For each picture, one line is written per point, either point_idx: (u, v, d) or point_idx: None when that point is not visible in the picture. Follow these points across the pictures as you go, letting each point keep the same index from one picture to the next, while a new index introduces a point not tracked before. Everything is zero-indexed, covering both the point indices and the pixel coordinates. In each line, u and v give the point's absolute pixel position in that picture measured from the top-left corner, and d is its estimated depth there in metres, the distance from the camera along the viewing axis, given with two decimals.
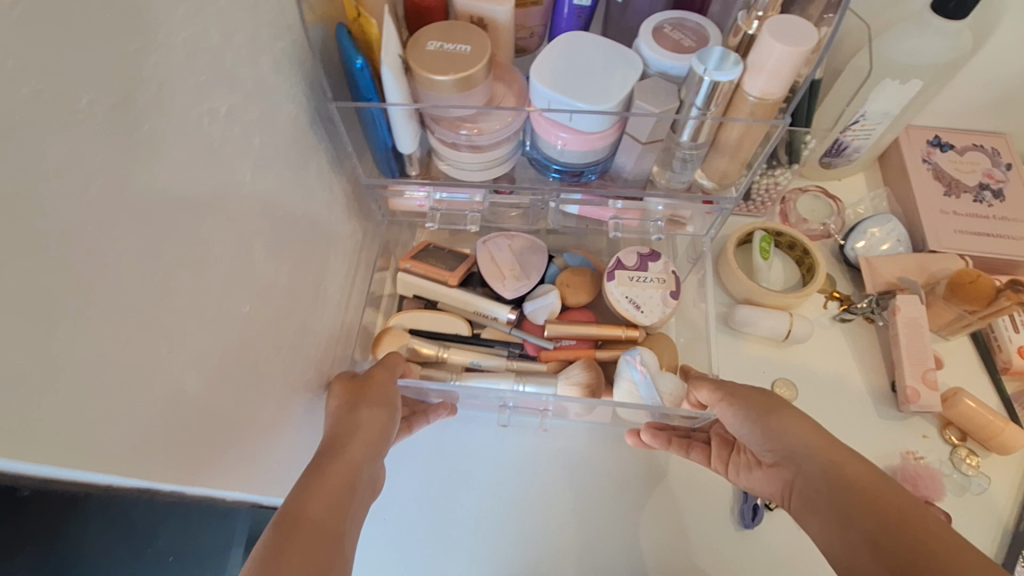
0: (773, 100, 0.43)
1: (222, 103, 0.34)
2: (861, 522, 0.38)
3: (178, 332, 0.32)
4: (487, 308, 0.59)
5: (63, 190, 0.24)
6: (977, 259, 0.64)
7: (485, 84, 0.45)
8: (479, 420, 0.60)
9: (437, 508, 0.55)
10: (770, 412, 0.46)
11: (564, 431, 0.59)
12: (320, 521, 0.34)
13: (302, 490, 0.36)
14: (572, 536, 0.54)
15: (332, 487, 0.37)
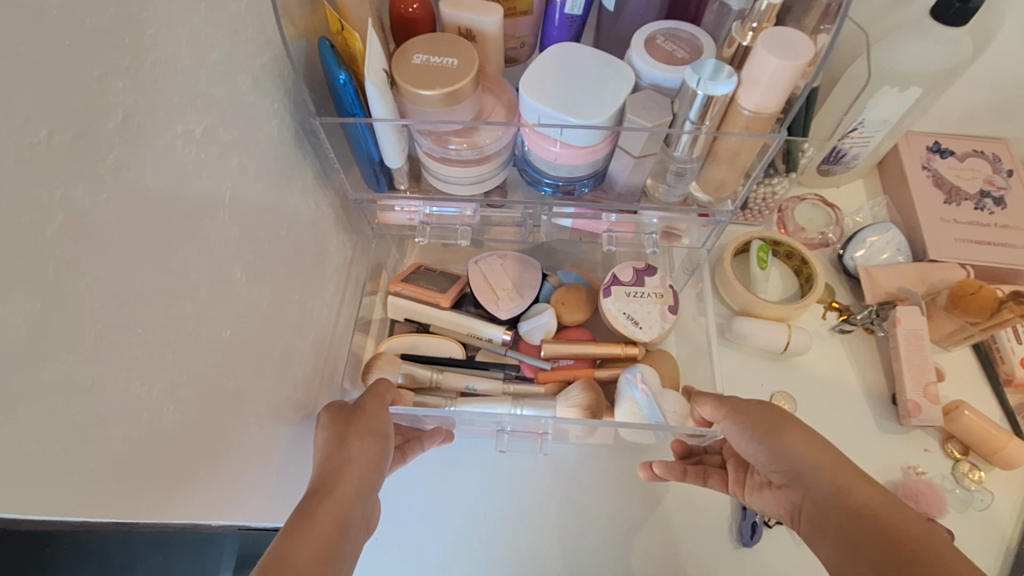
0: (768, 114, 0.41)
1: (197, 125, 0.33)
2: (869, 547, 0.35)
3: (154, 364, 0.31)
4: (482, 330, 0.58)
5: (24, 226, 0.23)
6: (978, 267, 0.63)
7: (474, 97, 0.44)
8: (479, 445, 0.58)
9: (431, 530, 0.55)
10: (775, 431, 0.44)
11: (563, 454, 0.58)
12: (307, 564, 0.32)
13: (290, 535, 0.33)
14: (569, 556, 0.53)
15: (322, 529, 0.34)
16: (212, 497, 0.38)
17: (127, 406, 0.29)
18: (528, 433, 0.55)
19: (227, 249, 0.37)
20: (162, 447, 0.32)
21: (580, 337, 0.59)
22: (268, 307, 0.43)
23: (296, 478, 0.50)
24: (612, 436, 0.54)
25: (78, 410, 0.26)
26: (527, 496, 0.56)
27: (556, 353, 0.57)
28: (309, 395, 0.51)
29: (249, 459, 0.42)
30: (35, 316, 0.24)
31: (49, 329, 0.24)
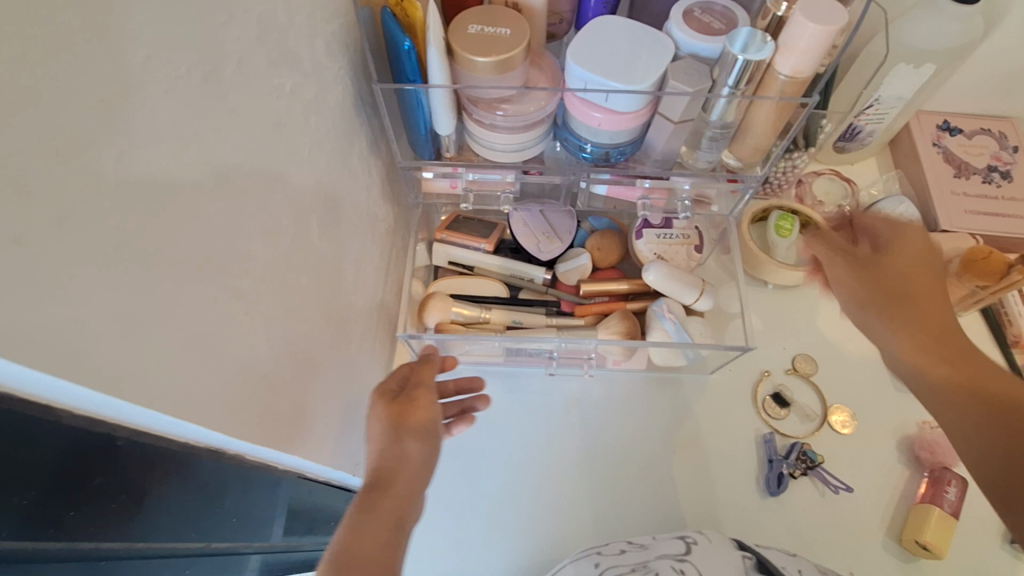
0: (803, 78, 0.44)
1: (287, 80, 0.35)
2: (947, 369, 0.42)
3: (253, 299, 0.33)
4: (524, 271, 0.62)
5: (168, 153, 0.25)
6: (987, 238, 0.67)
7: (523, 66, 0.47)
8: (528, 375, 0.63)
9: (472, 457, 0.59)
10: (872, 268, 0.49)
11: (607, 381, 0.62)
12: (368, 555, 0.35)
13: (360, 518, 0.37)
14: (607, 509, 0.56)
15: (379, 524, 0.37)
16: (290, 435, 0.40)
17: (235, 333, 0.32)
18: (573, 359, 0.60)
19: (307, 200, 0.39)
20: (257, 378, 0.34)
21: (614, 276, 0.63)
22: (333, 261, 0.45)
23: (349, 431, 0.52)
24: (646, 361, 0.60)
25: (201, 328, 0.29)
26: (560, 426, 0.60)
27: (593, 290, 0.61)
28: (359, 352, 0.54)
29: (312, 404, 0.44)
30: (174, 237, 0.26)
31: (181, 249, 0.27)
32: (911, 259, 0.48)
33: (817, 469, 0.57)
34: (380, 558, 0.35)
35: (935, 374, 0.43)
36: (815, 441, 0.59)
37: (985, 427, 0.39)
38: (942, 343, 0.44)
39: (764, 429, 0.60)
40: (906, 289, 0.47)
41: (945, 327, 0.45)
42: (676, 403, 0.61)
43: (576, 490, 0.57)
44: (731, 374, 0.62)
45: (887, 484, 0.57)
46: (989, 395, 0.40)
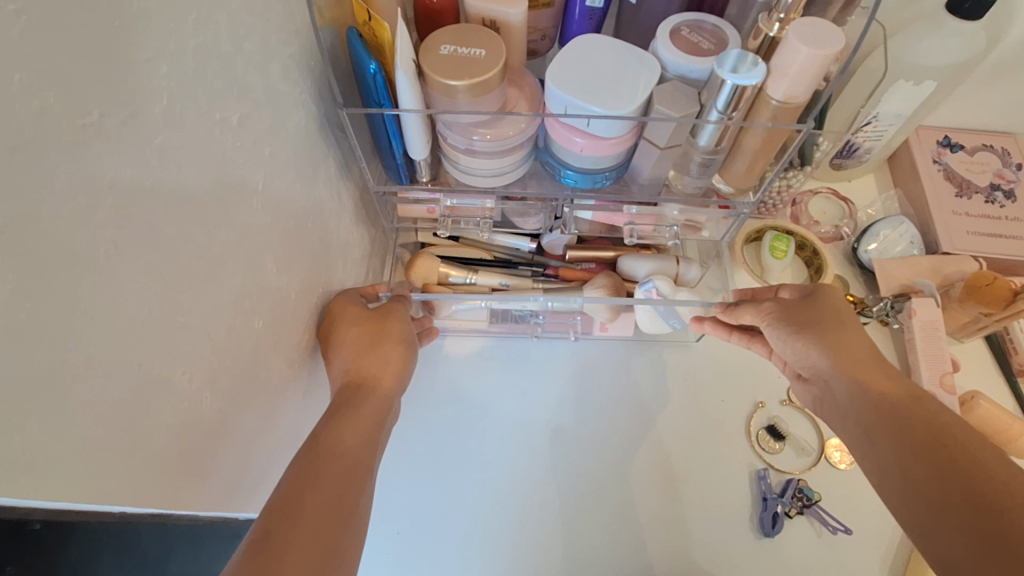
0: (796, 104, 0.42)
1: (234, 112, 0.32)
2: (889, 443, 0.38)
3: (189, 353, 0.30)
4: (511, 240, 0.61)
5: (76, 209, 0.23)
6: (990, 260, 0.64)
7: (500, 88, 0.44)
8: (515, 340, 0.64)
9: (465, 480, 0.57)
10: (811, 327, 0.45)
11: (588, 350, 0.63)
12: (344, 449, 0.37)
13: (335, 421, 0.39)
14: (599, 510, 0.55)
15: (364, 420, 0.40)
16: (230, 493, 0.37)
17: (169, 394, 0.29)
18: (557, 323, 0.63)
19: (262, 237, 0.37)
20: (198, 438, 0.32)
21: (604, 244, 0.62)
22: (297, 297, 0.43)
23: None
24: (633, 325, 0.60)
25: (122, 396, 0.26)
26: (536, 376, 0.62)
27: (579, 257, 0.61)
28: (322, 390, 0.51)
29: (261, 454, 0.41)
30: (80, 302, 0.23)
31: (92, 314, 0.24)
32: (847, 347, 0.43)
33: (814, 507, 0.54)
34: (354, 452, 0.37)
35: (839, 388, 0.43)
36: (812, 475, 0.57)
37: (904, 469, 0.36)
38: (858, 423, 0.40)
39: (758, 463, 0.57)
40: (842, 412, 0.42)
41: (808, 322, 0.45)
42: (659, 390, 0.61)
43: (554, 451, 0.58)
44: (722, 404, 0.60)
45: (887, 525, 0.54)
46: (923, 445, 0.36)
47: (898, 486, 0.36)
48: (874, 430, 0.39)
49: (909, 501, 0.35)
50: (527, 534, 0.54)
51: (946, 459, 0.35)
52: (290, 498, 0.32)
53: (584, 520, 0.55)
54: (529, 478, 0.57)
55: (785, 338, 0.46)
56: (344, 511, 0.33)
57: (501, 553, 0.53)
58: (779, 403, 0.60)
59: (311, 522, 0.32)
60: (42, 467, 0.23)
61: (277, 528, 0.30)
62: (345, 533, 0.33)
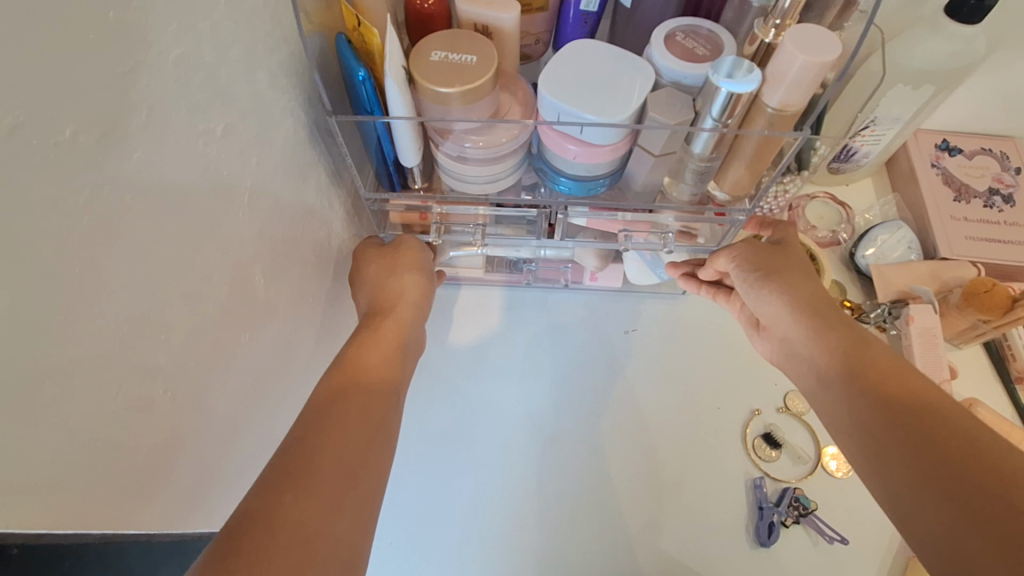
0: (793, 112, 0.41)
1: (218, 123, 0.32)
2: (840, 377, 0.41)
3: (169, 370, 0.30)
4: None
5: (48, 232, 0.22)
6: (989, 266, 0.64)
7: (492, 95, 0.43)
8: (510, 292, 0.66)
9: (460, 479, 0.56)
10: (771, 275, 0.49)
11: (583, 302, 0.65)
12: (370, 366, 0.40)
13: (360, 344, 0.43)
14: (597, 495, 0.56)
15: (386, 341, 0.44)
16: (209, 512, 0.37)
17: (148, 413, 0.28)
18: (550, 271, 0.65)
19: (248, 248, 0.36)
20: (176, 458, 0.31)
21: None
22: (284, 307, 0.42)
23: None
24: (621, 277, 0.63)
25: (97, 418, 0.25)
26: (537, 365, 0.62)
27: None
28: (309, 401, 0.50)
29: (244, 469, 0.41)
30: (51, 327, 0.23)
31: (64, 338, 0.23)
32: (803, 292, 0.47)
33: (810, 516, 0.54)
34: (380, 376, 0.41)
35: (796, 324, 0.46)
36: (808, 484, 0.56)
37: (857, 401, 0.39)
38: (821, 360, 0.43)
39: (754, 471, 0.56)
40: (800, 347, 0.46)
41: (770, 269, 0.49)
42: (652, 369, 0.62)
43: (553, 450, 0.58)
44: (718, 411, 0.60)
45: (883, 534, 0.54)
46: (873, 380, 0.40)
47: (849, 413, 0.40)
48: (832, 364, 0.42)
49: (856, 425, 0.39)
50: (522, 537, 0.54)
51: (893, 390, 0.39)
52: (320, 417, 0.35)
53: (580, 488, 0.56)
54: (525, 483, 0.56)
55: (750, 286, 0.50)
56: (373, 435, 0.36)
57: (499, 552, 0.53)
58: (773, 409, 0.60)
59: (348, 429, 0.35)
60: (11, 498, 0.22)
61: (303, 447, 0.33)
62: (376, 448, 0.36)
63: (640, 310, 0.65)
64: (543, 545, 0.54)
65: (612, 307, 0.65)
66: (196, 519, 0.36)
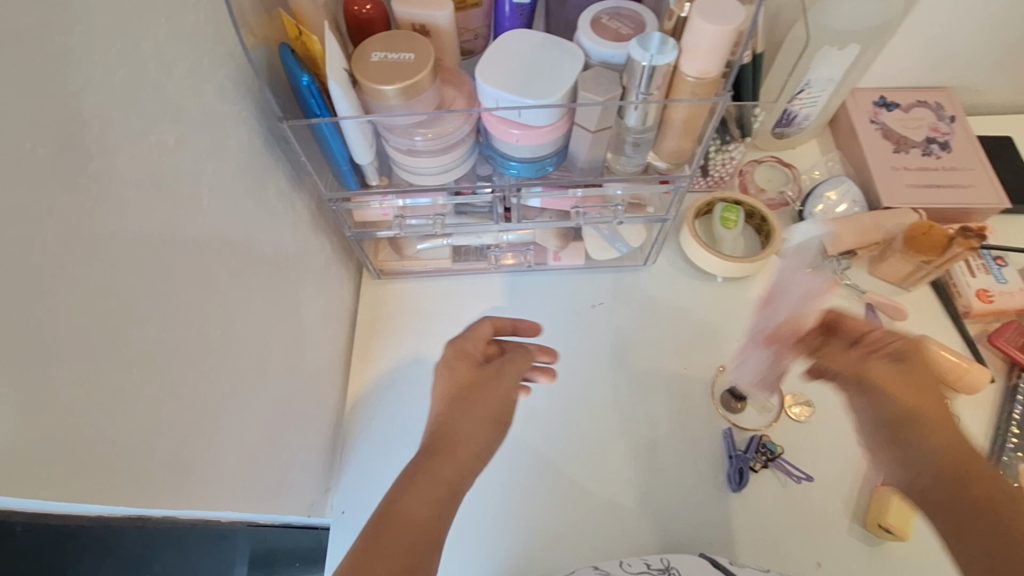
0: (711, 77, 0.44)
1: (170, 135, 0.35)
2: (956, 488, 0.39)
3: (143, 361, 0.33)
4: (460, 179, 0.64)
5: (18, 237, 0.25)
6: (933, 210, 0.67)
7: (433, 89, 0.46)
8: (477, 280, 0.68)
9: None
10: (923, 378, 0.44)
11: (550, 282, 0.68)
12: (405, 515, 0.39)
13: (409, 484, 0.41)
14: (577, 464, 0.58)
15: (437, 486, 0.41)
16: (202, 500, 0.40)
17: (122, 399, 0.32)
18: (511, 255, 0.68)
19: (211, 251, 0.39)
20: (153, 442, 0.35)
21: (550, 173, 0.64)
22: (249, 308, 0.45)
23: (287, 469, 0.53)
24: (583, 254, 0.66)
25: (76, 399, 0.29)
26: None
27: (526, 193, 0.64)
28: (289, 400, 0.53)
29: (232, 460, 0.44)
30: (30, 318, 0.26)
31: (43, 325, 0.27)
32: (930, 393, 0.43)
33: (778, 461, 0.57)
34: (416, 524, 0.39)
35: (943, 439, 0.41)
36: (774, 431, 0.59)
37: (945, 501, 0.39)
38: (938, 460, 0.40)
39: (722, 424, 0.60)
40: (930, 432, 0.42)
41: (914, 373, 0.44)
42: (620, 339, 0.65)
43: (534, 426, 0.60)
44: (686, 372, 0.63)
45: (848, 471, 0.57)
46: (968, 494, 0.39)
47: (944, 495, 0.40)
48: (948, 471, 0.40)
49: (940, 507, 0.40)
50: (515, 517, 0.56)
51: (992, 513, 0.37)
52: None
53: (562, 461, 0.59)
54: (514, 465, 0.59)
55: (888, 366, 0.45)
56: None
57: (490, 527, 0.56)
58: (737, 366, 0.63)
59: None
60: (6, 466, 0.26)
61: None
62: None
63: (606, 284, 0.68)
64: (542, 525, 0.56)
65: (579, 290, 0.68)
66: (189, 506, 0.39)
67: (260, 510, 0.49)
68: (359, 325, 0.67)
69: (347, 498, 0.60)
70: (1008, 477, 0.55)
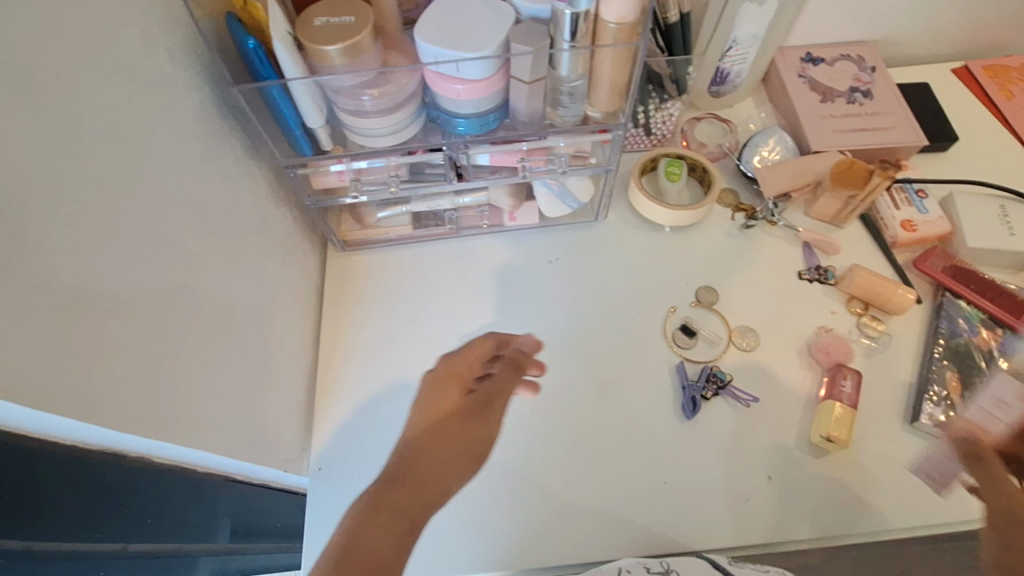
0: (629, 23, 0.48)
1: (119, 91, 0.38)
2: None
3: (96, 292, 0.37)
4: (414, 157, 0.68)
5: None
6: (859, 153, 0.72)
7: (375, 50, 0.49)
8: (439, 246, 0.71)
9: None
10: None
11: (507, 240, 0.72)
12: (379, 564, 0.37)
13: (363, 520, 0.39)
14: (541, 410, 0.62)
15: (397, 522, 0.39)
16: (173, 433, 0.44)
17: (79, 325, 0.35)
18: (470, 217, 0.71)
19: (166, 203, 0.43)
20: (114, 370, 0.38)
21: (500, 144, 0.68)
22: (212, 266, 0.48)
23: (260, 424, 0.56)
24: (537, 213, 0.70)
25: (34, 314, 0.32)
26: None
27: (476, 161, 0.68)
28: (260, 360, 0.56)
29: (202, 404, 0.47)
30: None
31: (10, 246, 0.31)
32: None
33: (728, 388, 0.61)
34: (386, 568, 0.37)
35: None
36: (723, 362, 0.63)
37: None
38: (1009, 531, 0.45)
39: (675, 359, 0.64)
40: None
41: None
42: (577, 290, 0.68)
43: None
44: (641, 315, 0.66)
45: (792, 391, 0.62)
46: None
47: None
48: None
49: None
50: (494, 493, 0.58)
51: None
52: None
53: (529, 409, 0.62)
54: None
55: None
56: None
57: None
58: (686, 306, 0.67)
59: None
60: None
61: None
62: None
63: (561, 241, 0.71)
64: (522, 489, 0.58)
65: (562, 294, 0.68)
66: (162, 437, 0.43)
67: (234, 457, 0.53)
68: (329, 294, 0.70)
69: (326, 455, 0.61)
70: (937, 387, 0.60)
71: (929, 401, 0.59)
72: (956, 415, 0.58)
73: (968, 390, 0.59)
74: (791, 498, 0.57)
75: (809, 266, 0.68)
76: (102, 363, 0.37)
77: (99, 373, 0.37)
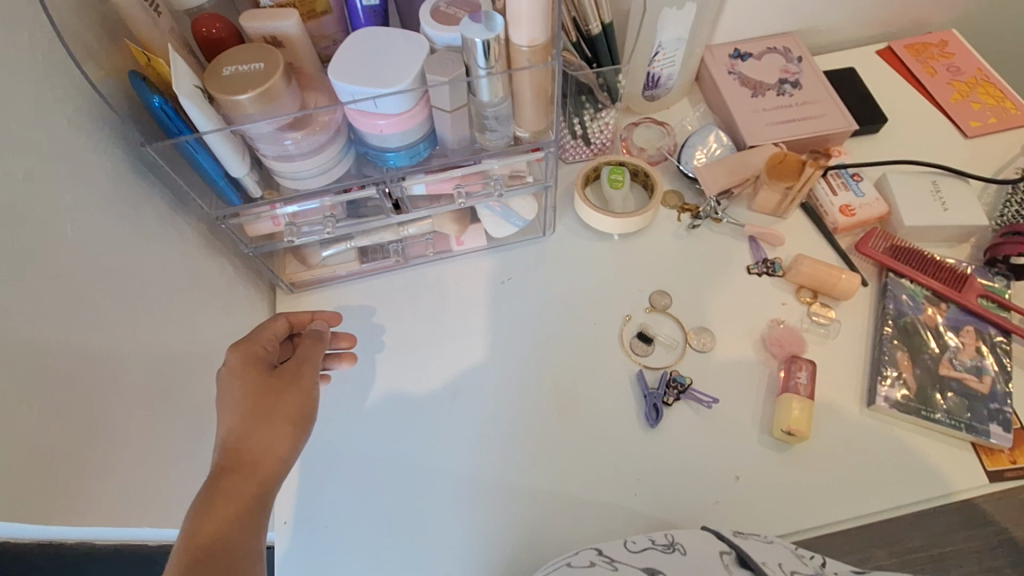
0: (541, 43, 0.49)
1: (16, 168, 0.37)
2: None
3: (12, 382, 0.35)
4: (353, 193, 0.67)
5: None
6: (794, 143, 0.73)
7: (290, 93, 0.48)
8: (389, 278, 0.70)
9: (380, 454, 0.61)
10: None
11: (457, 264, 0.71)
12: (242, 550, 0.39)
13: (207, 509, 0.39)
14: (505, 433, 0.61)
15: (237, 497, 0.41)
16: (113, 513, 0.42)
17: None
18: (417, 246, 0.70)
19: (82, 275, 0.41)
20: (38, 460, 0.36)
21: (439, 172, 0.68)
22: (142, 331, 0.46)
23: None
24: (484, 235, 0.70)
25: None
26: (452, 382, 0.64)
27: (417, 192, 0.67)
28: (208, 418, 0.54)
29: (143, 478, 0.45)
30: None
31: None
32: None
33: (688, 392, 0.61)
34: (245, 550, 0.39)
35: None
36: (682, 366, 0.63)
37: None
38: None
39: (634, 367, 0.64)
40: None
41: None
42: (531, 307, 0.68)
43: (461, 402, 0.63)
44: (597, 326, 0.66)
45: (751, 386, 0.62)
46: None
47: None
48: None
49: None
50: (467, 525, 0.57)
51: None
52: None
53: (492, 433, 0.61)
54: (451, 446, 0.61)
55: None
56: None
57: (430, 506, 0.58)
58: (640, 312, 0.67)
59: None
60: None
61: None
62: None
63: (510, 259, 0.71)
64: (491, 517, 0.57)
65: (527, 314, 0.67)
66: (101, 519, 0.41)
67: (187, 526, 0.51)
68: None
69: (289, 508, 0.59)
70: (891, 368, 0.60)
71: (884, 382, 0.60)
72: (911, 393, 0.59)
73: (919, 366, 0.60)
74: (761, 495, 0.57)
75: (757, 260, 0.69)
76: (24, 456, 0.35)
77: (22, 464, 0.35)
